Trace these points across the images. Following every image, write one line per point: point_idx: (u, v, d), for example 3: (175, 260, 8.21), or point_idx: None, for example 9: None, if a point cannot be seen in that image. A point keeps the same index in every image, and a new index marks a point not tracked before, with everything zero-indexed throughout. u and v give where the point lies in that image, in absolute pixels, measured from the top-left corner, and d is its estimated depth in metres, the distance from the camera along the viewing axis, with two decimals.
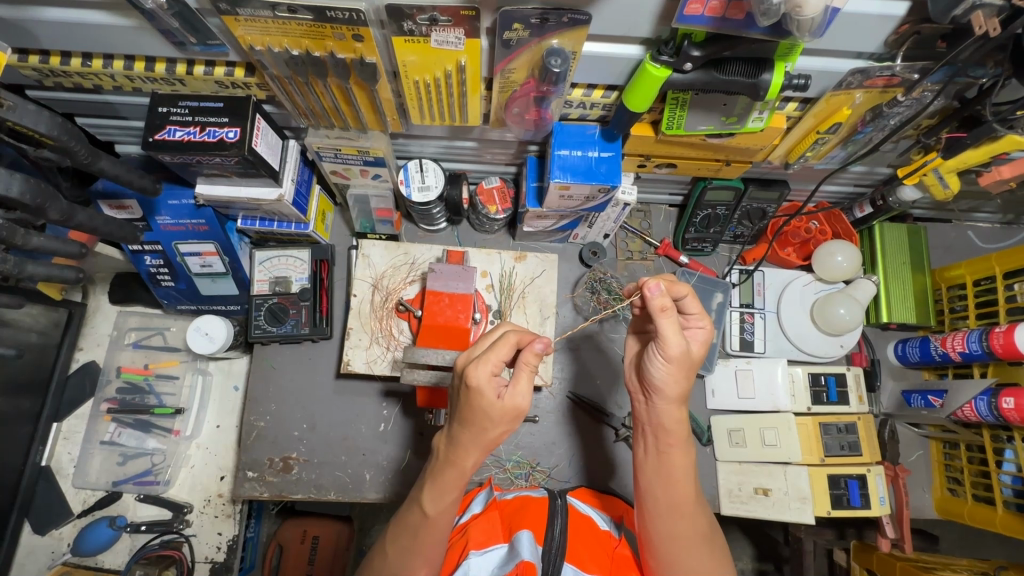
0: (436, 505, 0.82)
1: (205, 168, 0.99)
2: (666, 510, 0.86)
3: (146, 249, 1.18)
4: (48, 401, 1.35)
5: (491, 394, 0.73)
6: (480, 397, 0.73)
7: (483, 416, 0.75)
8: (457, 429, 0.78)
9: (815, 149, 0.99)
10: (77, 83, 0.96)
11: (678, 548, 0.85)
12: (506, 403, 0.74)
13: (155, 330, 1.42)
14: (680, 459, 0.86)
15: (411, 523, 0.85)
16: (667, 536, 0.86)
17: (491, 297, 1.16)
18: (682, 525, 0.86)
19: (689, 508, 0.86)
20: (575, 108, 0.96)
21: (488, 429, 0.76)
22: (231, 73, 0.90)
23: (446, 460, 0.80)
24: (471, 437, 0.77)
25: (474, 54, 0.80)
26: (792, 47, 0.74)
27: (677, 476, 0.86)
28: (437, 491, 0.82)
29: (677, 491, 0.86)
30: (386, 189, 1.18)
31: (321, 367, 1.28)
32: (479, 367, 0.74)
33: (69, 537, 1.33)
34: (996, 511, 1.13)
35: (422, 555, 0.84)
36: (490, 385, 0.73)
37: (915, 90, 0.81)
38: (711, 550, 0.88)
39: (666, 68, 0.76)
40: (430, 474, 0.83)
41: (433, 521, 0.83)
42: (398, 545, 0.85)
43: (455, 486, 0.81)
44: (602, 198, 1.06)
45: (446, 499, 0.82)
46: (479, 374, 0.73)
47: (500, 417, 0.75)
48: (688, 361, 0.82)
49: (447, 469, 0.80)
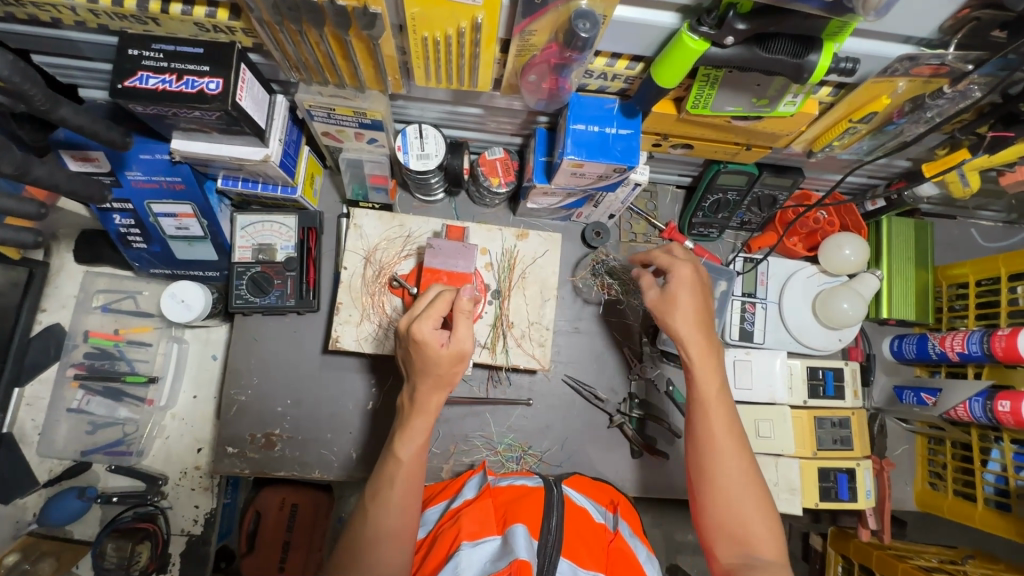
0: (409, 448, 0.87)
1: (183, 121, 0.90)
2: (709, 449, 0.87)
3: (116, 208, 1.08)
4: (8, 366, 1.26)
5: (435, 343, 0.83)
6: (426, 346, 0.83)
7: (432, 365, 0.84)
8: (416, 379, 0.87)
9: (842, 139, 0.93)
10: (31, 14, 0.83)
11: (717, 489, 0.85)
12: (451, 348, 0.83)
13: (126, 293, 1.33)
14: (718, 400, 0.89)
15: (387, 474, 0.86)
16: (711, 476, 0.86)
17: (491, 276, 1.12)
18: (724, 465, 0.86)
19: (732, 448, 0.87)
20: (596, 79, 0.88)
21: (440, 374, 0.85)
22: (213, 14, 0.80)
23: (410, 410, 0.88)
24: (430, 383, 0.85)
25: (492, 10, 0.72)
26: (843, 26, 0.67)
27: (716, 413, 0.89)
28: (408, 432, 0.87)
29: (716, 430, 0.88)
30: (382, 155, 1.10)
31: (306, 341, 1.21)
32: (422, 322, 0.83)
33: (35, 506, 1.27)
34: (976, 508, 1.15)
35: (399, 504, 0.84)
36: (432, 337, 0.83)
37: (962, 82, 0.76)
38: (758, 496, 0.86)
39: (705, 40, 0.69)
40: (398, 427, 0.89)
41: (409, 467, 0.86)
42: (380, 499, 0.85)
43: (423, 427, 0.88)
44: (617, 177, 0.98)
45: (418, 441, 0.87)
46: (424, 330, 0.83)
47: (445, 361, 0.84)
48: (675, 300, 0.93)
49: (414, 416, 0.87)
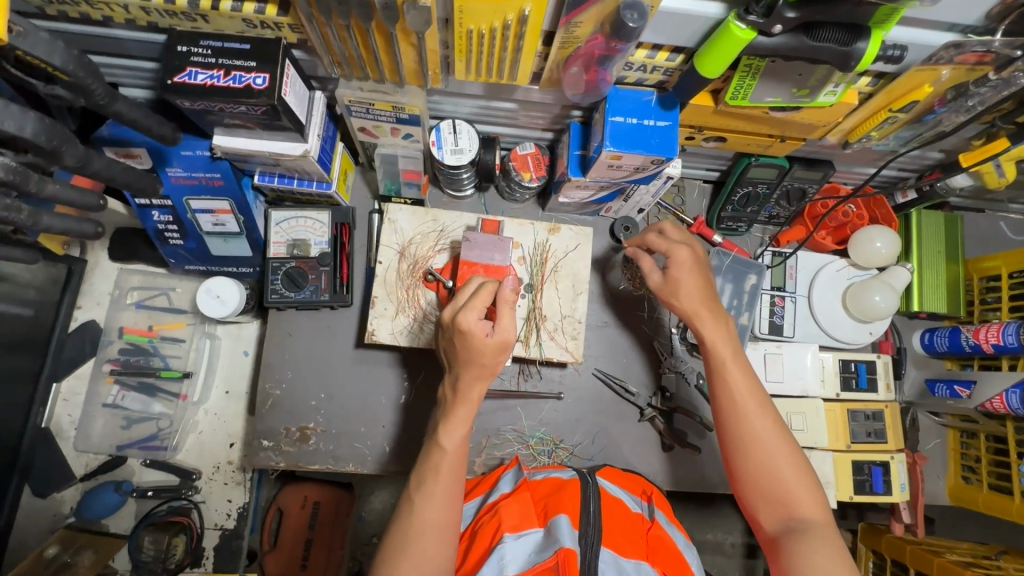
0: (451, 438, 0.88)
1: (227, 116, 0.91)
2: (730, 415, 0.88)
3: (156, 204, 1.10)
4: (47, 362, 1.28)
5: (480, 333, 0.84)
6: (471, 336, 0.84)
7: (477, 355, 0.85)
8: (459, 369, 0.88)
9: (881, 128, 0.93)
10: (84, 12, 0.85)
11: (747, 453, 0.85)
12: (496, 338, 0.85)
13: (159, 290, 1.34)
14: (733, 364, 0.90)
15: (431, 464, 0.87)
16: (740, 441, 0.86)
17: (524, 269, 1.12)
18: (747, 428, 0.86)
19: (754, 411, 0.87)
20: (635, 71, 0.89)
21: (484, 364, 0.86)
22: (262, 10, 0.81)
23: (453, 399, 0.90)
24: (474, 373, 0.87)
25: (541, 2, 0.73)
26: (892, 13, 0.68)
27: (731, 378, 0.90)
28: (451, 423, 0.88)
29: (735, 396, 0.89)
30: (416, 150, 1.11)
31: (339, 336, 1.22)
32: (467, 312, 0.85)
33: (72, 500, 1.29)
34: (1014, 501, 1.14)
35: (442, 495, 0.85)
36: (476, 326, 0.84)
37: (1006, 69, 0.76)
38: (791, 457, 0.84)
39: (752, 29, 0.69)
40: (440, 417, 0.91)
41: (452, 457, 0.87)
42: (423, 491, 0.85)
43: (464, 419, 0.89)
44: (653, 169, 0.99)
45: (460, 432, 0.88)
46: (469, 321, 0.84)
47: (490, 351, 0.85)
48: (677, 281, 0.96)
49: (457, 406, 0.89)
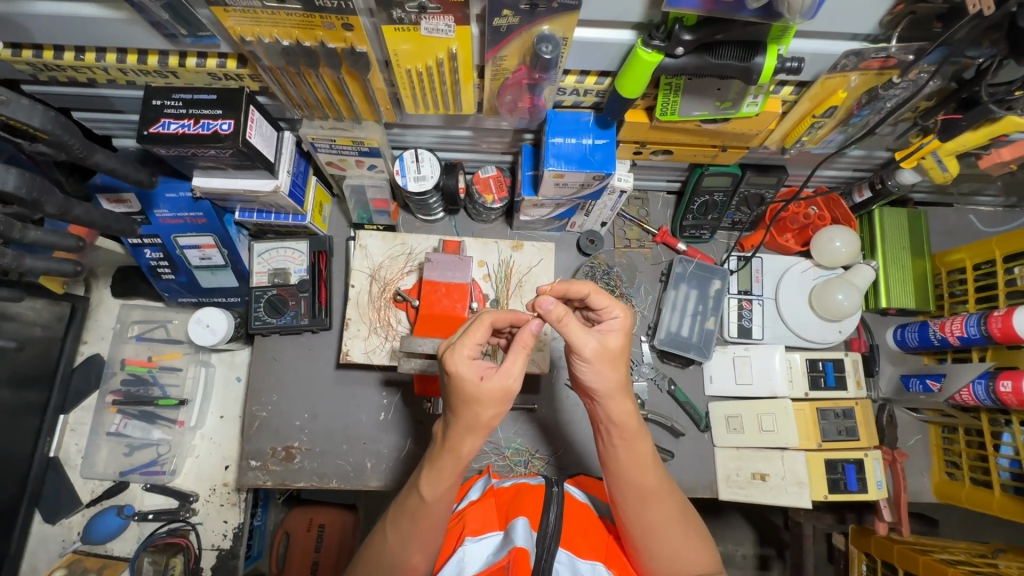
0: (433, 489, 0.83)
1: (201, 160, 1.00)
2: (637, 497, 0.86)
3: (146, 243, 1.19)
4: (54, 394, 1.38)
5: (473, 377, 0.76)
6: (463, 381, 0.76)
7: (469, 402, 0.77)
8: (450, 415, 0.80)
9: (811, 133, 0.97)
10: (71, 76, 0.96)
11: (653, 533, 0.85)
12: (490, 385, 0.76)
13: (158, 322, 1.44)
14: (640, 447, 0.86)
15: (409, 509, 0.86)
16: (644, 525, 0.86)
17: (489, 285, 1.18)
18: (651, 509, 0.86)
19: (660, 493, 0.86)
20: (569, 95, 0.95)
21: (479, 414, 0.78)
22: (224, 64, 0.90)
23: (441, 446, 0.82)
24: (465, 423, 0.79)
25: (464, 41, 0.80)
26: (785, 29, 0.72)
27: (639, 461, 0.86)
28: (433, 475, 0.83)
29: (641, 480, 0.86)
30: (382, 179, 1.19)
31: (321, 358, 1.29)
32: (457, 355, 0.78)
33: (79, 525, 1.36)
34: (994, 494, 1.13)
35: (417, 539, 0.85)
36: (468, 368, 0.77)
37: (911, 72, 0.80)
38: (686, 528, 0.88)
39: (658, 52, 0.75)
40: (427, 459, 0.85)
41: (431, 505, 0.84)
42: (399, 530, 0.86)
43: (451, 473, 0.83)
44: (598, 185, 1.05)
45: (442, 485, 0.83)
46: (462, 363, 0.77)
47: (488, 399, 0.76)
48: (614, 354, 0.81)
49: (442, 454, 0.82)
